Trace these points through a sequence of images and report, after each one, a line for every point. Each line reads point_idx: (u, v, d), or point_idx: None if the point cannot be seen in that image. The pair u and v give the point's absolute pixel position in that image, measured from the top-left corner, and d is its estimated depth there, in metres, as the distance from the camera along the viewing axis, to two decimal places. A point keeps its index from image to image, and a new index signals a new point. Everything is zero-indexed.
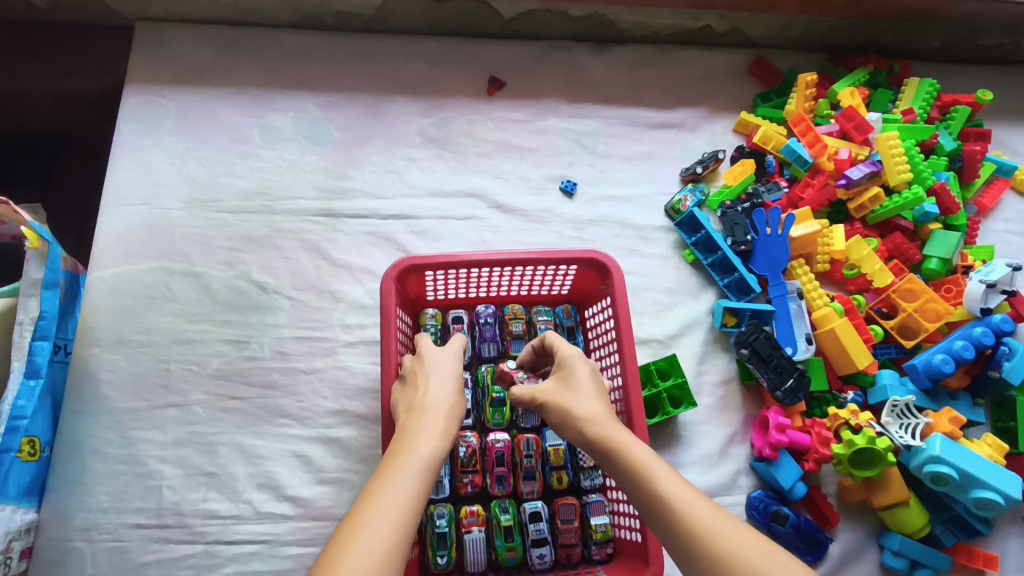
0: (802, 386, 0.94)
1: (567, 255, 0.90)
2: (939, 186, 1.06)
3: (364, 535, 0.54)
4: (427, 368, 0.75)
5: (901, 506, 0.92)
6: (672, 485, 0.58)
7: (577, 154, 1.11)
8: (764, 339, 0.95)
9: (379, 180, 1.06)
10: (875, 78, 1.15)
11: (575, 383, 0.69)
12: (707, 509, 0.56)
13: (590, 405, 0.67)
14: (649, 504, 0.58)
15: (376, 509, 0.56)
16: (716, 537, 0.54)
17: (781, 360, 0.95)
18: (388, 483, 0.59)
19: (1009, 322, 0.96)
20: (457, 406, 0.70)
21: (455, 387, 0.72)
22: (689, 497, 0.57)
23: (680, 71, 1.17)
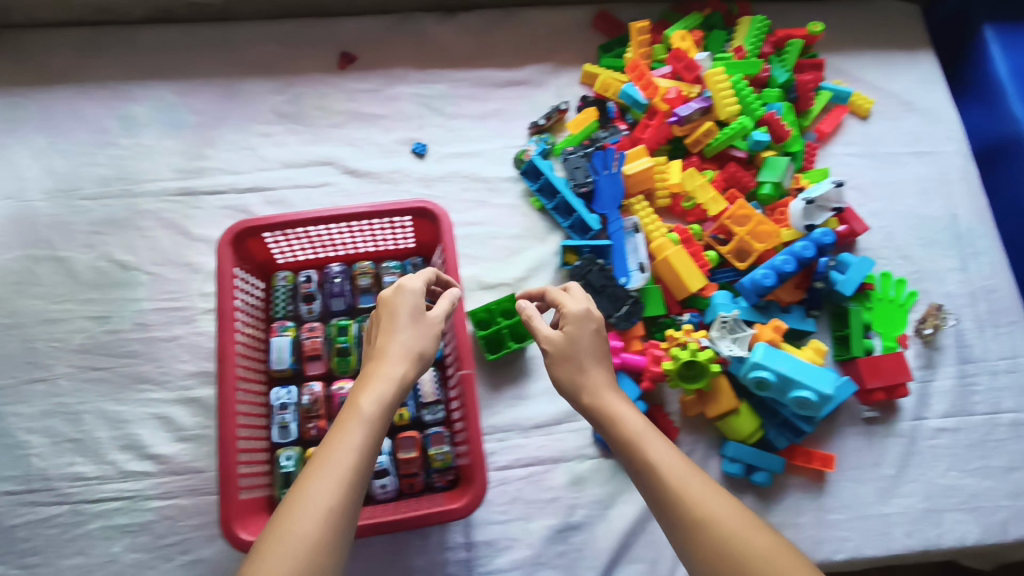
0: (632, 310, 0.99)
1: (397, 206, 0.96)
2: (769, 116, 1.09)
3: (318, 482, 0.59)
4: (394, 307, 0.75)
5: (732, 414, 0.98)
6: (659, 460, 0.68)
7: (426, 117, 1.16)
8: (597, 271, 1.01)
9: (234, 157, 1.11)
10: (709, 21, 1.20)
11: (585, 346, 0.78)
12: (695, 477, 0.67)
13: (592, 376, 0.76)
14: (638, 469, 0.69)
15: (336, 453, 0.62)
16: (691, 507, 0.64)
17: (614, 288, 1.00)
18: (341, 430, 0.64)
19: (829, 235, 1.00)
20: (422, 357, 0.71)
21: (424, 336, 0.74)
22: (679, 468, 0.67)
23: (525, 31, 1.22)
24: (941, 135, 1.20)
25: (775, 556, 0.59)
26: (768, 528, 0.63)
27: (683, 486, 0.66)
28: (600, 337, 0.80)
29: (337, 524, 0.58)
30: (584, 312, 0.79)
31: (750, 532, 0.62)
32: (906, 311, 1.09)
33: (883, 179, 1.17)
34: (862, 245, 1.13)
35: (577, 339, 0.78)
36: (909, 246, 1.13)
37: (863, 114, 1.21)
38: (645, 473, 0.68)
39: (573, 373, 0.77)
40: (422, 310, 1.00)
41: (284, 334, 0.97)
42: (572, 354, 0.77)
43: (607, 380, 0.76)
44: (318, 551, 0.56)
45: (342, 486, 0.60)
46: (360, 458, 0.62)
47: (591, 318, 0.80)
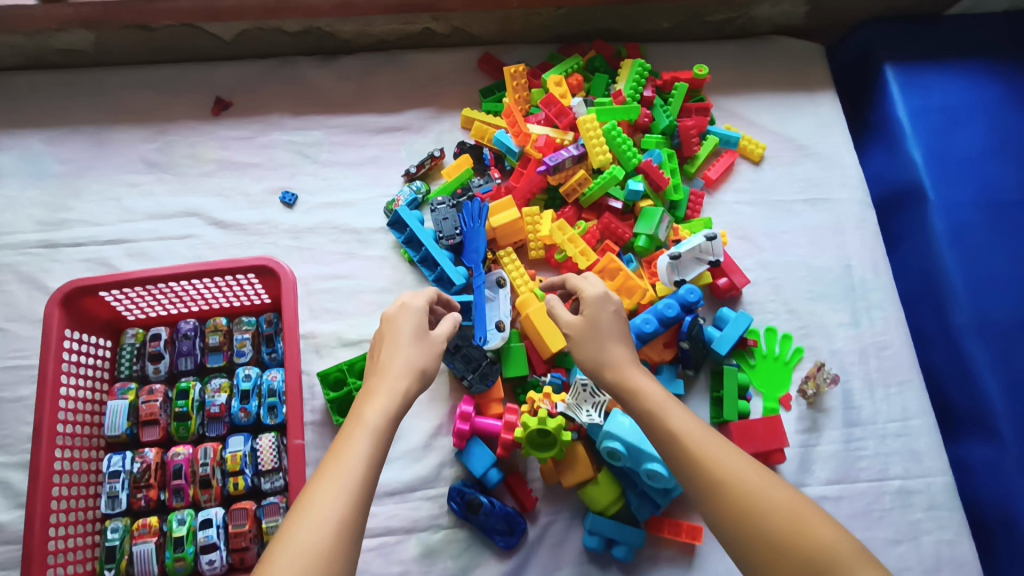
0: (488, 370, 0.95)
1: (235, 262, 0.92)
2: (645, 164, 1.05)
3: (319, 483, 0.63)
4: (398, 328, 0.80)
5: (589, 484, 0.92)
6: (685, 426, 0.71)
7: (299, 165, 1.13)
8: (454, 328, 0.95)
9: (97, 208, 1.09)
10: (592, 64, 1.17)
11: (604, 326, 0.83)
12: (715, 440, 0.69)
13: (614, 352, 0.80)
14: (661, 436, 0.72)
15: (339, 456, 0.65)
16: (731, 468, 0.66)
17: (468, 348, 0.95)
18: (356, 427, 0.69)
19: (694, 293, 0.96)
20: (421, 376, 0.76)
21: (425, 355, 0.78)
22: (699, 433, 0.70)
23: (407, 75, 1.20)
24: (837, 182, 1.16)
25: (794, 512, 0.62)
26: (776, 483, 0.65)
27: (707, 449, 0.68)
28: (616, 315, 0.85)
29: (355, 518, 0.61)
30: (600, 295, 0.85)
31: (770, 487, 0.64)
32: (790, 370, 1.04)
33: (773, 228, 1.13)
34: (746, 299, 1.08)
35: (597, 320, 0.83)
36: (797, 299, 1.08)
37: (756, 159, 1.16)
38: (673, 438, 0.70)
39: (593, 349, 0.81)
40: (270, 371, 0.96)
41: (123, 397, 0.93)
42: (591, 334, 0.82)
43: (626, 358, 0.80)
44: (333, 545, 0.58)
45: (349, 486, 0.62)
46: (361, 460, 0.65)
47: (608, 301, 0.86)
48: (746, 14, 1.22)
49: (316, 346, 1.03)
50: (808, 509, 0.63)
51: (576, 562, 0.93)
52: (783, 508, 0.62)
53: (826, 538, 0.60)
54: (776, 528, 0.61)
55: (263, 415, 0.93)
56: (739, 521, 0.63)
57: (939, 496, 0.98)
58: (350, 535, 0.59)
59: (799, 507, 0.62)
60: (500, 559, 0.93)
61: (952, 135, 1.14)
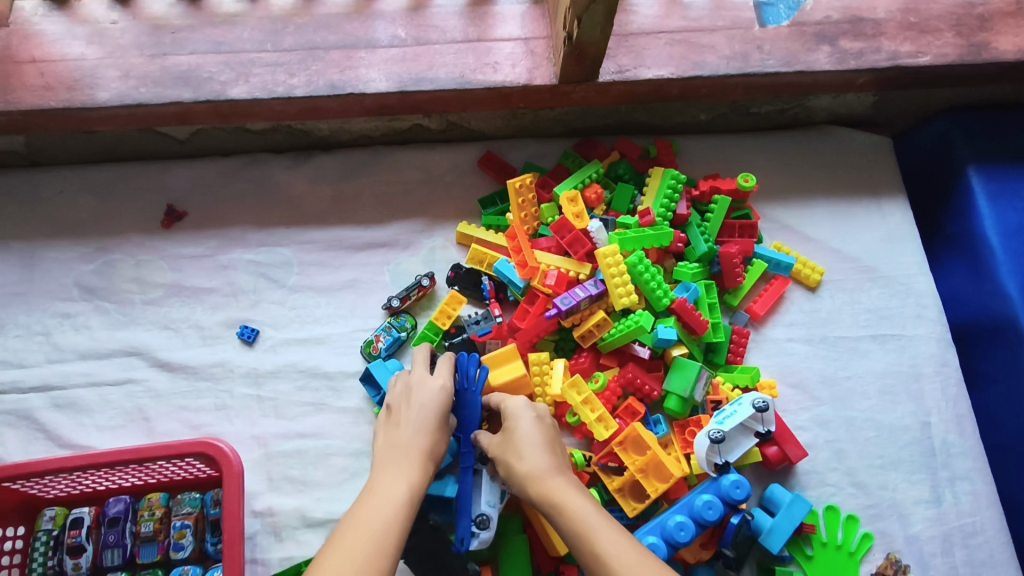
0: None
1: (164, 447, 0.75)
2: (678, 306, 0.87)
3: (336, 548, 0.59)
4: (420, 400, 0.75)
5: None
6: (609, 546, 0.61)
7: (263, 291, 0.95)
8: (424, 538, 0.76)
9: (22, 346, 0.92)
10: (615, 171, 0.98)
11: (523, 434, 0.73)
12: (647, 565, 0.60)
13: (535, 463, 0.70)
14: (589, 562, 0.62)
15: (354, 526, 0.61)
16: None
17: (445, 553, 0.76)
18: (377, 502, 0.64)
19: (741, 488, 0.76)
20: (438, 454, 0.72)
21: (444, 431, 0.74)
22: (628, 556, 0.61)
23: (395, 178, 1.02)
24: (910, 314, 0.97)
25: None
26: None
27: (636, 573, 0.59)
28: (534, 420, 0.75)
29: None
30: (522, 405, 0.76)
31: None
32: (856, 562, 0.84)
33: (833, 373, 0.93)
34: (802, 468, 0.88)
35: (516, 430, 0.73)
36: (863, 468, 0.89)
37: (812, 285, 0.97)
38: (602, 567, 0.61)
39: (513, 464, 0.71)
40: (214, 572, 0.78)
41: None
42: (511, 448, 0.72)
43: (549, 464, 0.70)
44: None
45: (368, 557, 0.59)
46: (382, 527, 0.62)
47: (526, 408, 0.76)
48: (800, 104, 1.04)
49: (274, 526, 0.84)
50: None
51: None
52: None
53: None
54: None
55: None
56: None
57: None
58: None
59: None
60: None
61: None
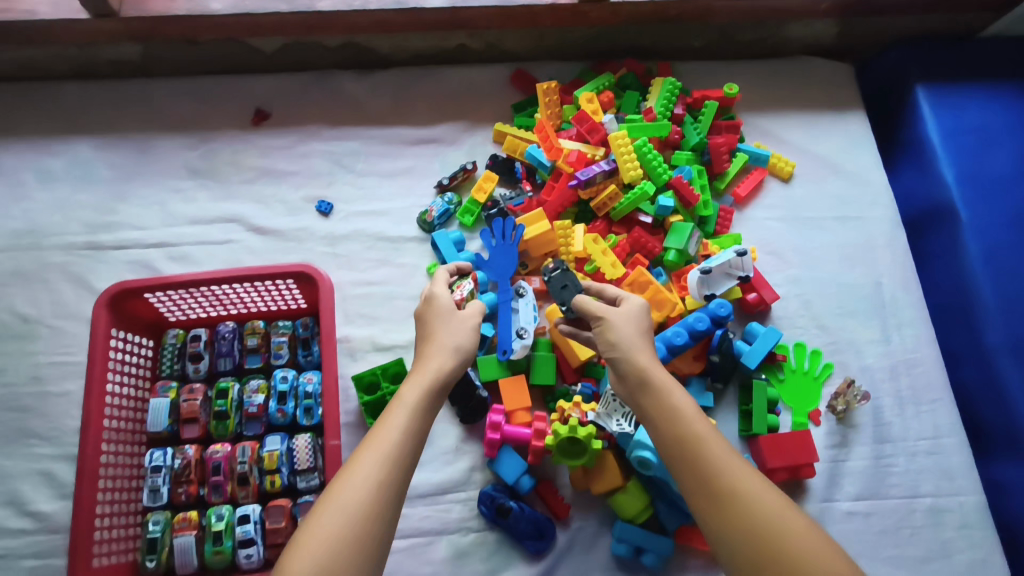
0: (482, 396, 0.99)
1: (276, 268, 0.96)
2: (675, 181, 1.09)
3: (364, 455, 0.65)
4: (439, 311, 0.82)
5: (619, 492, 0.95)
6: (702, 433, 0.68)
7: (336, 175, 1.17)
8: None
9: (142, 212, 1.13)
10: (624, 82, 1.20)
11: (634, 327, 0.79)
12: (732, 460, 0.66)
13: (641, 352, 0.77)
14: (679, 440, 0.69)
15: (381, 432, 0.68)
16: (740, 491, 0.64)
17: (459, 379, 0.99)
18: (400, 401, 0.71)
19: (725, 308, 0.98)
20: (461, 354, 0.78)
21: (465, 336, 0.81)
22: (715, 450, 0.67)
23: (441, 89, 1.23)
24: (868, 200, 1.19)
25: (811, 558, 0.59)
26: (801, 519, 0.62)
27: (728, 467, 0.65)
28: (638, 317, 0.81)
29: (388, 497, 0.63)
30: (637, 304, 0.82)
31: (784, 518, 0.62)
32: (820, 385, 1.06)
33: (803, 246, 1.15)
34: (776, 314, 1.10)
35: (629, 321, 0.80)
36: (826, 315, 1.11)
37: (785, 177, 1.19)
38: (688, 452, 0.67)
39: (616, 342, 0.78)
40: (306, 373, 0.99)
41: (165, 395, 0.97)
42: (626, 329, 0.79)
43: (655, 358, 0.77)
44: (375, 519, 0.61)
45: (392, 459, 0.65)
46: (402, 434, 0.68)
47: (635, 307, 0.82)
48: (778, 34, 1.25)
49: (350, 349, 1.06)
50: (833, 556, 0.59)
51: (603, 569, 0.96)
52: (795, 542, 0.60)
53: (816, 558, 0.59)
54: (782, 558, 0.59)
55: (299, 415, 0.96)
56: (739, 539, 0.61)
57: (971, 515, 1.00)
58: (387, 503, 0.63)
59: (820, 542, 0.60)
60: (527, 563, 0.96)
61: (984, 155, 1.15)
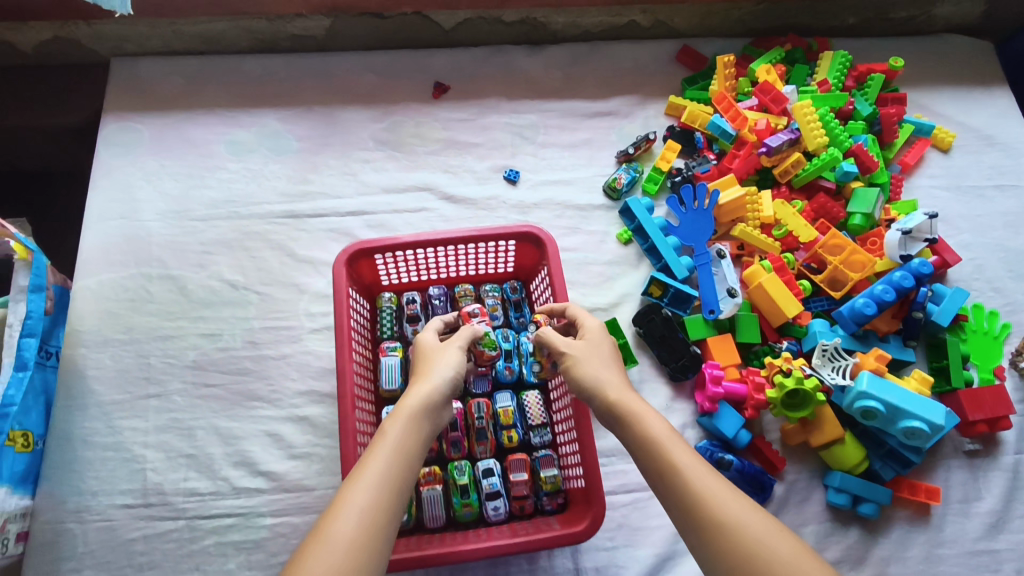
0: (697, 354, 1.03)
1: (503, 230, 0.98)
2: (857, 148, 1.13)
3: (355, 486, 0.63)
4: (427, 346, 0.80)
5: (838, 443, 0.97)
6: (680, 457, 0.67)
7: (519, 146, 1.20)
8: (660, 320, 1.04)
9: (336, 182, 1.15)
10: (792, 56, 1.24)
11: (598, 352, 0.80)
12: (715, 482, 0.65)
13: (608, 378, 0.77)
14: (660, 469, 0.67)
15: (367, 463, 0.65)
16: (731, 514, 0.62)
17: (670, 338, 1.03)
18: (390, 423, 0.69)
19: (927, 266, 1.02)
20: (451, 379, 0.75)
21: (452, 363, 0.78)
22: (702, 473, 0.65)
23: (612, 64, 1.27)
24: None
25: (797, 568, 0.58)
26: (787, 535, 0.60)
27: (709, 490, 0.64)
28: (609, 348, 0.81)
29: (383, 512, 0.62)
30: (599, 327, 0.83)
31: (770, 536, 0.60)
32: (1001, 343, 1.09)
33: (969, 211, 1.20)
34: (953, 277, 1.14)
35: (592, 347, 0.80)
36: (999, 278, 1.15)
37: (945, 147, 1.24)
38: (673, 476, 0.66)
39: (585, 375, 0.77)
40: (525, 333, 1.02)
41: (393, 353, 0.99)
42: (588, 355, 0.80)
43: (621, 382, 0.76)
44: (361, 547, 0.58)
45: (380, 491, 0.63)
46: (388, 464, 0.65)
47: (606, 336, 0.82)
48: (927, 13, 1.31)
49: None
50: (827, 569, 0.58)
51: (820, 520, 0.98)
52: (784, 558, 0.58)
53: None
54: None
55: (526, 372, 0.99)
56: (729, 560, 0.60)
57: None
58: (384, 519, 0.61)
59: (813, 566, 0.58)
60: None
61: None
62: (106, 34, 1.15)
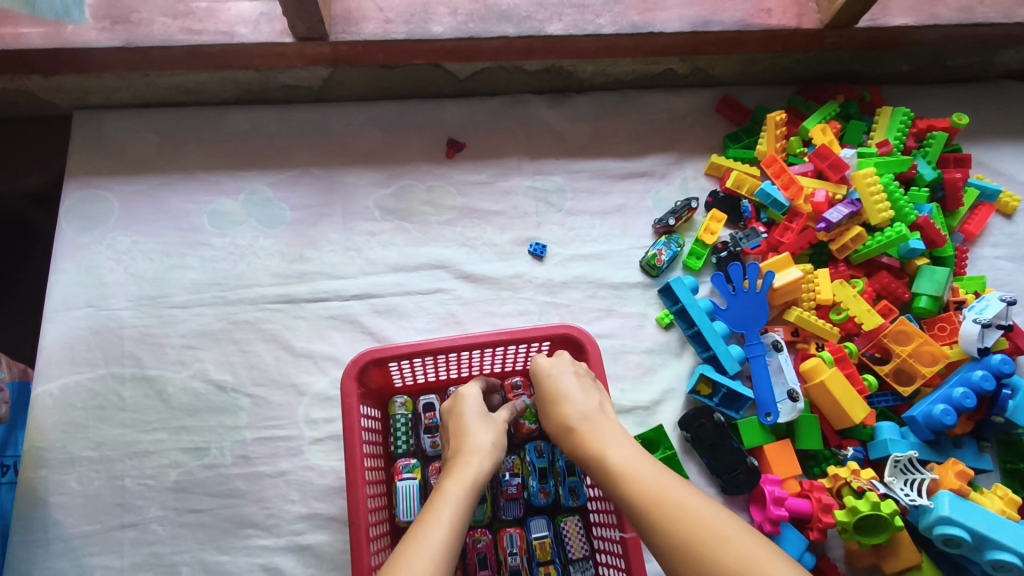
0: (753, 466, 0.90)
1: (537, 332, 0.85)
2: (923, 221, 1.01)
3: (414, 555, 0.60)
4: (461, 409, 0.79)
5: (915, 570, 0.85)
6: (636, 475, 0.64)
7: (545, 214, 1.06)
8: (711, 426, 0.92)
9: (338, 260, 1.00)
10: (846, 110, 1.12)
11: (559, 386, 0.76)
12: (668, 488, 0.63)
13: (574, 414, 0.73)
14: (620, 489, 0.64)
15: (424, 534, 0.62)
16: (689, 518, 0.60)
17: (721, 447, 0.91)
18: (439, 498, 0.67)
19: (1009, 364, 0.91)
20: (497, 447, 0.75)
21: (494, 430, 0.77)
22: (654, 482, 0.63)
23: (645, 117, 1.13)
24: None
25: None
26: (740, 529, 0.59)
27: (680, 509, 0.60)
28: (573, 374, 0.77)
29: None
30: (554, 358, 0.78)
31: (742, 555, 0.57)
32: None
33: None
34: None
35: (555, 381, 0.76)
36: None
37: (1009, 213, 1.12)
38: (629, 495, 0.63)
39: (554, 416, 0.74)
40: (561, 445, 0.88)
41: (410, 476, 0.86)
42: (550, 394, 0.75)
43: (583, 412, 0.73)
44: None
45: (439, 561, 0.60)
46: (448, 535, 0.63)
47: (569, 361, 0.79)
48: (988, 60, 1.18)
49: None
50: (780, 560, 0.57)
51: None
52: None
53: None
54: None
55: (563, 495, 0.86)
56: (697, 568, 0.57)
57: None
58: None
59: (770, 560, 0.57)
60: None
61: None
62: (65, 87, 0.99)
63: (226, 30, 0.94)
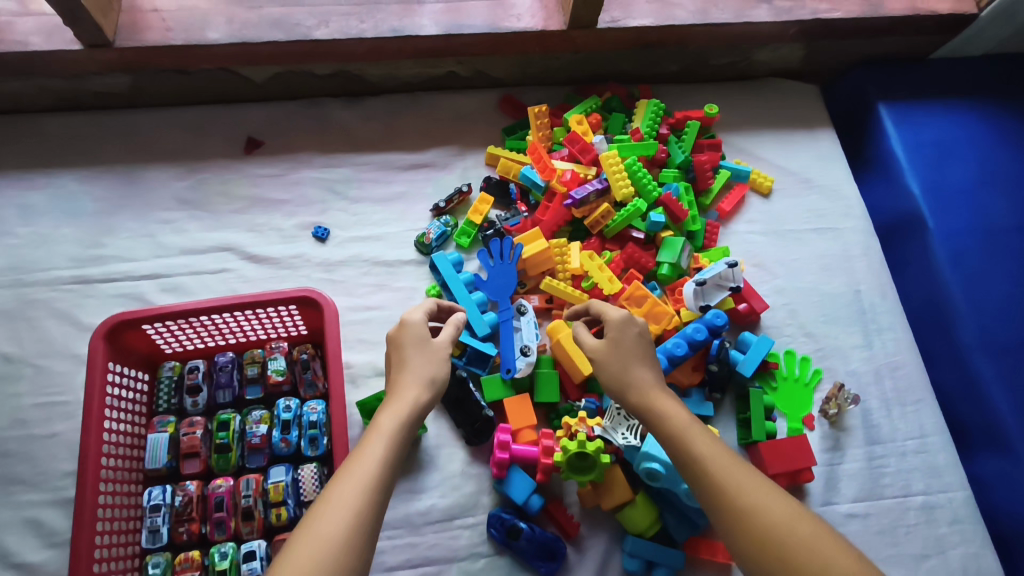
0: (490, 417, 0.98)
1: (278, 295, 0.95)
2: (664, 197, 1.11)
3: (346, 483, 0.67)
4: (405, 342, 0.84)
5: (628, 506, 0.94)
6: (704, 448, 0.74)
7: (330, 201, 1.17)
8: (454, 382, 0.99)
9: (131, 245, 1.11)
10: (609, 105, 1.24)
11: (626, 349, 0.86)
12: (738, 468, 0.72)
13: (637, 379, 0.83)
14: (687, 456, 0.74)
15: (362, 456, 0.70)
16: (760, 496, 0.69)
17: (464, 402, 0.99)
18: (375, 433, 0.73)
19: (721, 317, 1.00)
20: (434, 382, 0.81)
21: (434, 362, 0.83)
22: (722, 459, 0.73)
23: (432, 115, 1.25)
24: (841, 212, 1.22)
25: (811, 542, 0.64)
26: (802, 517, 0.67)
27: (731, 474, 0.71)
28: (641, 338, 0.88)
29: (369, 508, 0.65)
30: (624, 319, 0.88)
31: (776, 507, 0.68)
32: (811, 391, 1.07)
33: (785, 256, 1.18)
34: (766, 323, 1.12)
35: (618, 344, 0.86)
36: (812, 323, 1.13)
37: (764, 191, 1.22)
38: (694, 462, 0.73)
39: (619, 377, 0.84)
40: (308, 403, 0.96)
41: (162, 430, 0.93)
42: (615, 357, 0.85)
43: (651, 380, 0.83)
44: (349, 542, 0.62)
45: (371, 485, 0.67)
46: (384, 460, 0.70)
47: (632, 325, 0.89)
48: (749, 58, 1.30)
49: (351, 376, 1.04)
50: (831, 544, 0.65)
51: None
52: (800, 539, 0.65)
53: (832, 563, 0.63)
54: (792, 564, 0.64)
55: (303, 446, 0.93)
56: (750, 539, 0.66)
57: (962, 510, 1.01)
58: (365, 512, 0.65)
59: (824, 541, 0.64)
60: None
61: (945, 167, 1.19)
62: None
63: (21, 40, 1.07)
